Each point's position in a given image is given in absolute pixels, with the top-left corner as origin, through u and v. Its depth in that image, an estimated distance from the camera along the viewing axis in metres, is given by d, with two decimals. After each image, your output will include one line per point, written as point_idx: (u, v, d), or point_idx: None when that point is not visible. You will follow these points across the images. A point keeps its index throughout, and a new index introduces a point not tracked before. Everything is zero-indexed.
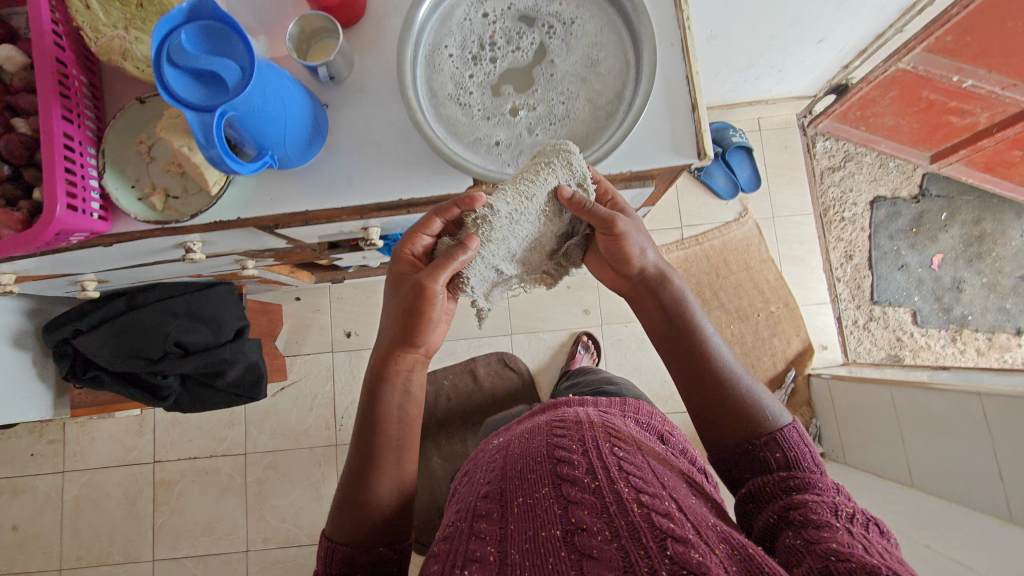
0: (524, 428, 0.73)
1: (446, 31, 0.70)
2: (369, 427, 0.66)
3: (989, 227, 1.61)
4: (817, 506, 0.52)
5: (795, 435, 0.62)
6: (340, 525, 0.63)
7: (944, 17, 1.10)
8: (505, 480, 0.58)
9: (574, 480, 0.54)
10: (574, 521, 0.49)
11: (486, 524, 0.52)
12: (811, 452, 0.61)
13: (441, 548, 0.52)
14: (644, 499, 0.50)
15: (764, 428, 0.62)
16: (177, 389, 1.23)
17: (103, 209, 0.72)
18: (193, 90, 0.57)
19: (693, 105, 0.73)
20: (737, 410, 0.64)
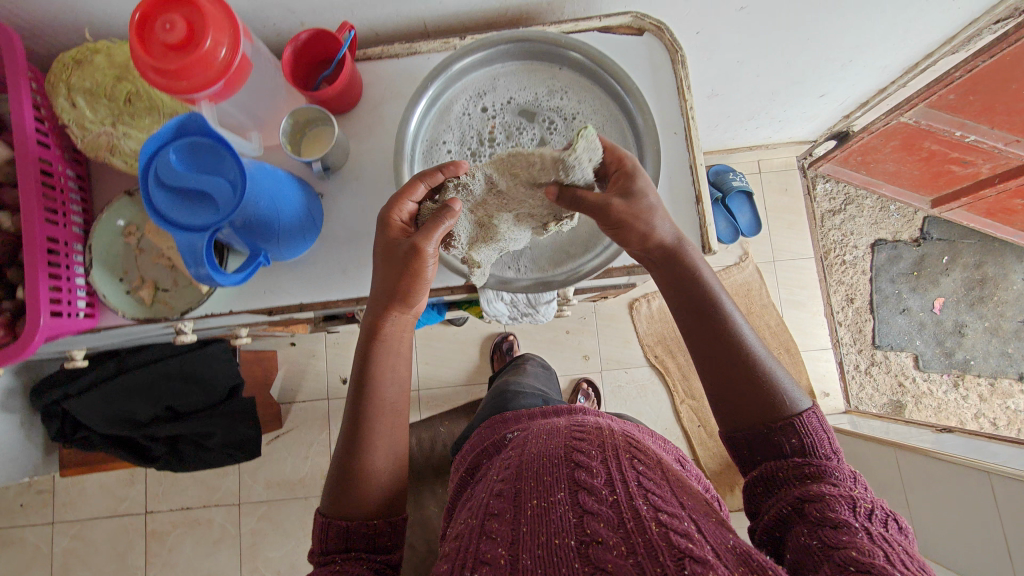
0: (540, 426, 0.70)
1: (444, 125, 0.69)
2: (362, 393, 0.63)
3: (991, 271, 1.60)
4: (833, 502, 0.49)
5: (814, 421, 0.57)
6: (338, 497, 0.60)
7: (948, 80, 1.08)
8: (519, 480, 0.56)
9: (591, 489, 0.52)
10: (588, 532, 0.47)
11: (498, 524, 0.51)
12: (831, 439, 0.57)
13: (455, 547, 0.52)
14: (663, 517, 0.48)
15: (782, 410, 0.57)
16: (165, 450, 1.21)
17: (90, 305, 0.70)
18: (182, 209, 0.55)
19: (697, 197, 0.71)
20: (758, 394, 0.58)
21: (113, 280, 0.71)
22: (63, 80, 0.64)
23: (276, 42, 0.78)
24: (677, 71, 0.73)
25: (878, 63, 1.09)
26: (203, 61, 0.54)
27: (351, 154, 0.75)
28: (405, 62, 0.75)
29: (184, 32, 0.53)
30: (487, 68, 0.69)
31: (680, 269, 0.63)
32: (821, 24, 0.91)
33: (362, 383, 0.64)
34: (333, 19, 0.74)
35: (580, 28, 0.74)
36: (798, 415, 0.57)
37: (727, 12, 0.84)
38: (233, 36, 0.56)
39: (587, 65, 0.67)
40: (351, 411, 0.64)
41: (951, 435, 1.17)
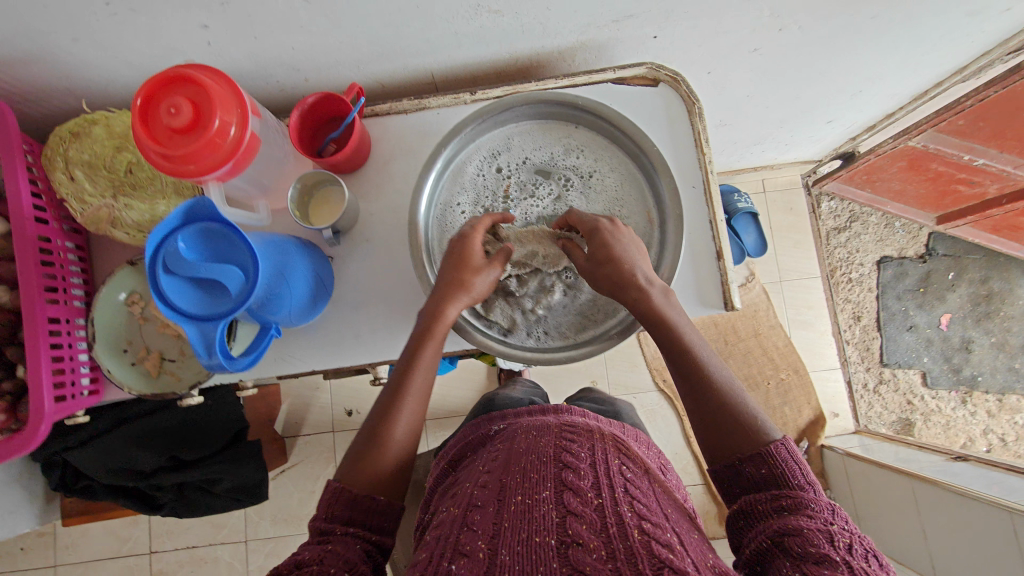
0: (530, 421, 0.71)
1: (458, 187, 0.68)
2: (400, 376, 0.62)
3: (996, 286, 1.59)
4: (812, 535, 0.47)
5: (785, 453, 0.55)
6: (353, 467, 0.58)
7: (959, 108, 1.06)
8: (506, 475, 0.57)
9: (577, 491, 0.53)
10: (570, 533, 0.49)
11: (480, 517, 0.53)
12: (805, 467, 0.55)
13: (435, 534, 0.53)
14: (645, 526, 0.50)
15: (753, 439, 0.56)
16: (172, 497, 1.17)
17: (93, 381, 0.68)
18: (191, 298, 0.52)
19: (718, 253, 0.70)
20: (737, 434, 0.57)
21: (118, 353, 0.68)
22: (61, 153, 0.62)
23: (279, 98, 0.75)
24: (694, 122, 0.71)
25: (887, 92, 1.07)
26: (212, 142, 0.52)
27: (360, 215, 0.72)
28: (414, 117, 0.73)
29: (191, 114, 0.50)
30: (501, 126, 0.68)
31: (648, 317, 0.60)
32: (834, 60, 0.88)
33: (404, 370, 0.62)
34: (338, 74, 0.72)
35: (594, 80, 0.72)
36: (769, 446, 0.56)
37: (741, 54, 0.81)
38: (242, 113, 0.54)
39: (604, 125, 0.66)
40: (384, 393, 0.62)
41: (965, 463, 1.17)
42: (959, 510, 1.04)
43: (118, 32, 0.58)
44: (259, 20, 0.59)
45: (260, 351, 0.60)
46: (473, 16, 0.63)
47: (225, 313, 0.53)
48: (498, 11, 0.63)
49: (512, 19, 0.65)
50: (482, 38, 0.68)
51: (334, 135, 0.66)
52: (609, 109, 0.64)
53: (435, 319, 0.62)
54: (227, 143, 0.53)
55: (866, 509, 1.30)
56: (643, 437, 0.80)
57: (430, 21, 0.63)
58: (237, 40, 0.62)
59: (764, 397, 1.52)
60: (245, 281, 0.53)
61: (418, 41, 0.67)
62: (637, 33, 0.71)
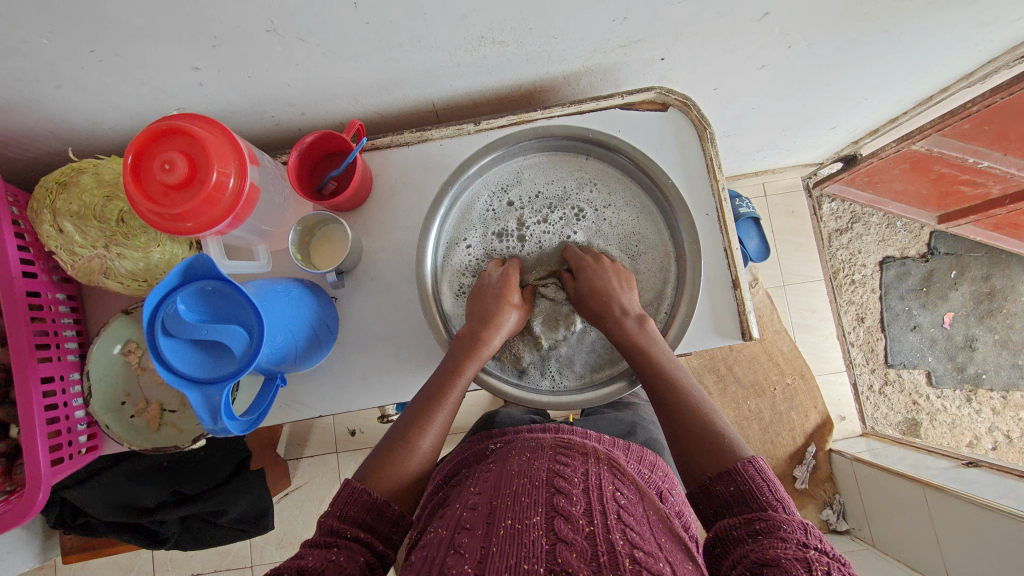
0: (523, 437, 0.65)
1: (467, 223, 0.69)
2: (435, 385, 0.60)
3: (998, 283, 1.53)
4: (789, 563, 0.41)
5: (752, 473, 0.51)
6: (376, 469, 0.55)
7: (965, 114, 1.04)
8: (495, 496, 0.52)
9: (568, 517, 0.48)
10: (559, 561, 0.43)
11: (467, 539, 0.47)
12: (776, 488, 0.51)
13: (418, 557, 0.47)
14: (638, 555, 0.44)
15: (724, 457, 0.53)
16: (177, 530, 1.08)
17: (91, 437, 0.66)
18: (194, 358, 0.49)
19: (734, 283, 0.68)
20: (705, 458, 0.54)
21: (116, 406, 0.67)
22: (48, 205, 0.59)
23: (273, 133, 0.72)
24: (706, 149, 0.69)
25: (892, 98, 1.03)
26: (210, 196, 0.49)
27: (364, 253, 0.70)
28: (417, 150, 0.71)
29: (186, 169, 0.48)
30: (511, 161, 0.69)
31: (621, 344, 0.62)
32: (841, 69, 0.84)
33: (440, 384, 0.60)
34: (335, 107, 0.68)
35: (601, 106, 0.70)
36: (739, 467, 0.52)
37: (749, 70, 0.78)
38: (239, 164, 0.52)
39: (616, 159, 0.67)
40: (417, 402, 0.60)
41: (977, 470, 1.14)
42: (971, 521, 0.99)
43: (104, 76, 0.55)
44: (253, 60, 0.56)
45: (264, 410, 0.57)
46: (477, 47, 0.61)
47: (230, 375, 0.50)
48: (503, 41, 0.60)
49: (516, 48, 0.62)
50: (485, 67, 0.65)
51: (334, 172, 0.64)
52: (629, 146, 0.64)
53: (480, 343, 0.61)
54: (225, 196, 0.51)
55: (878, 519, 1.24)
56: (653, 458, 0.68)
57: (431, 54, 0.60)
58: (230, 80, 0.59)
59: (771, 405, 1.37)
60: (250, 340, 0.50)
61: (418, 72, 0.64)
62: (644, 56, 0.69)
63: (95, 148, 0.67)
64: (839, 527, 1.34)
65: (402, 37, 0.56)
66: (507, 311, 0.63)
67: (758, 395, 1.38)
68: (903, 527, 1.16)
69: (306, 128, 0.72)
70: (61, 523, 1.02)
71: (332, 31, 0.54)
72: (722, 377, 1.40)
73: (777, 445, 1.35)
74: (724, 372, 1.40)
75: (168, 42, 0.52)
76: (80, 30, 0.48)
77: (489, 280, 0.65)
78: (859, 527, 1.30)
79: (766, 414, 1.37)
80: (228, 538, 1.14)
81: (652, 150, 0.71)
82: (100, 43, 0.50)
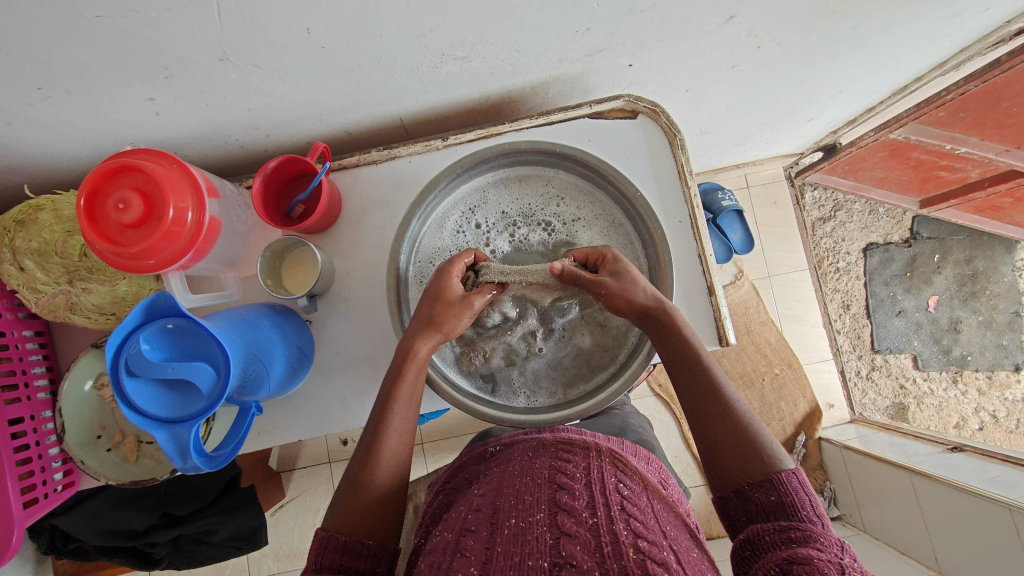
0: (525, 439, 0.61)
1: (438, 243, 0.69)
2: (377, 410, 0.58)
3: (981, 265, 1.46)
4: (822, 564, 0.41)
5: (795, 481, 0.50)
6: (341, 512, 0.52)
7: (939, 102, 1.01)
8: (499, 496, 0.51)
9: (571, 511, 0.48)
10: (563, 555, 0.43)
11: (472, 541, 0.47)
12: (817, 504, 0.49)
13: (424, 563, 0.47)
14: (643, 544, 0.44)
15: (760, 465, 0.52)
16: (168, 551, 1.03)
17: (67, 473, 0.66)
18: (161, 398, 0.48)
19: (709, 288, 0.67)
20: (746, 449, 0.53)
21: (91, 441, 0.66)
22: (7, 243, 0.58)
23: (240, 157, 0.71)
24: (677, 155, 0.69)
25: (868, 89, 1.01)
26: (169, 232, 0.49)
27: (336, 275, 0.69)
28: (385, 167, 0.70)
29: (143, 207, 0.48)
30: (478, 178, 0.69)
31: (659, 326, 0.59)
32: (811, 63, 0.82)
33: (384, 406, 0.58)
34: (300, 127, 0.67)
35: (570, 116, 0.70)
36: (776, 474, 0.51)
37: (719, 71, 0.77)
38: (197, 199, 0.52)
39: (583, 170, 0.68)
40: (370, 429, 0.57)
41: (962, 455, 1.12)
42: (955, 503, 0.96)
43: (55, 113, 0.54)
44: (209, 89, 0.55)
45: (239, 441, 0.57)
46: (439, 64, 0.60)
47: (199, 413, 0.50)
48: (465, 57, 0.59)
49: (480, 63, 0.61)
50: (450, 82, 0.64)
51: (300, 196, 0.63)
52: (593, 157, 0.65)
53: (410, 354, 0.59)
54: (184, 231, 0.51)
55: (869, 507, 1.21)
56: (648, 454, 0.67)
57: (393, 72, 0.59)
58: (188, 108, 0.58)
59: (759, 395, 1.39)
60: (217, 376, 0.50)
61: (382, 91, 0.63)
62: (612, 63, 0.68)
63: (53, 181, 0.66)
64: (830, 513, 1.32)
65: (361, 58, 0.55)
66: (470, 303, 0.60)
67: (747, 386, 1.39)
68: (886, 513, 1.15)
69: (272, 149, 0.71)
70: (46, 550, 0.96)
71: (287, 56, 0.53)
72: None
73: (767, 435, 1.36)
74: None
75: (119, 76, 0.51)
76: (25, 70, 0.48)
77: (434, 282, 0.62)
78: (850, 513, 1.27)
79: (756, 405, 1.39)
80: (221, 556, 1.09)
81: (620, 160, 0.70)
82: (48, 80, 0.49)
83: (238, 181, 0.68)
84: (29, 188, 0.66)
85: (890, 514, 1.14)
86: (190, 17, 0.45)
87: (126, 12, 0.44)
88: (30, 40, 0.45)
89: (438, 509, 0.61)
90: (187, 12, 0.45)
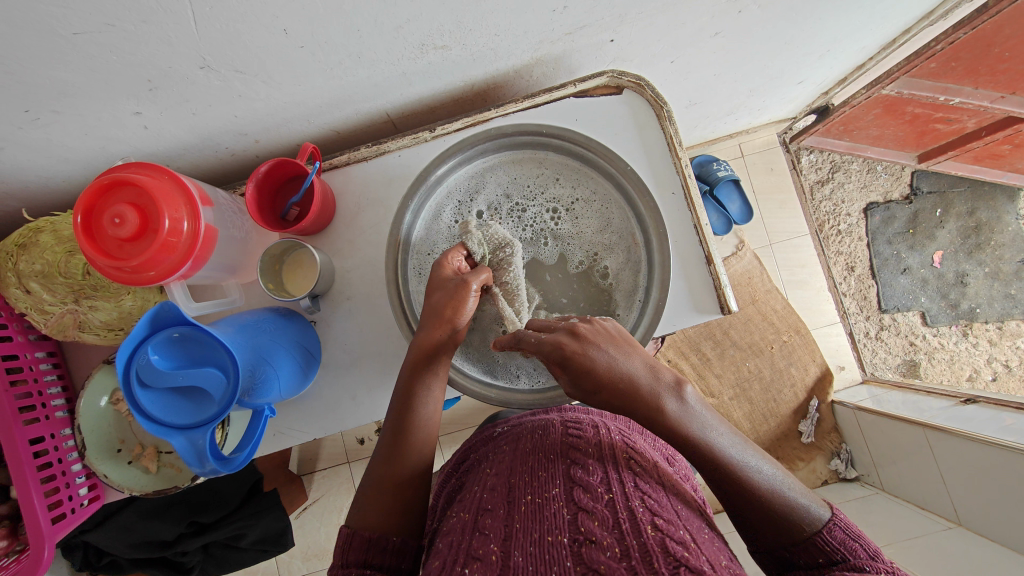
0: (532, 421, 0.64)
1: (435, 233, 0.70)
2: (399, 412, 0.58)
3: (984, 216, 1.43)
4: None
5: (840, 532, 0.49)
6: (366, 506, 0.54)
7: (928, 53, 1.00)
8: (513, 475, 0.53)
9: (587, 487, 0.49)
10: (582, 530, 0.44)
11: (491, 520, 0.48)
12: (867, 544, 0.50)
13: (443, 543, 0.48)
14: (659, 522, 0.45)
15: (799, 530, 0.50)
16: (199, 559, 1.03)
17: (93, 487, 0.68)
18: (168, 404, 0.49)
19: (707, 258, 0.67)
20: (738, 493, 0.51)
21: (112, 455, 0.68)
22: (11, 268, 0.59)
23: (231, 164, 0.72)
24: (665, 127, 0.69)
25: (857, 47, 1.00)
26: (165, 243, 0.50)
27: (336, 275, 0.70)
28: (375, 163, 0.70)
29: (137, 220, 0.49)
30: (470, 165, 0.70)
31: (665, 430, 0.51)
32: (793, 25, 0.81)
33: (405, 399, 0.59)
34: (287, 130, 0.68)
35: (555, 97, 0.69)
36: (818, 534, 0.49)
37: (702, 39, 0.76)
38: (191, 208, 0.53)
39: (574, 150, 0.68)
40: (392, 418, 0.58)
41: (975, 406, 1.12)
42: (973, 455, 0.96)
43: (45, 135, 0.55)
44: (193, 98, 0.56)
45: (254, 443, 0.58)
46: (419, 55, 0.60)
47: (213, 418, 0.51)
48: (444, 46, 0.59)
49: (461, 50, 0.61)
50: (432, 72, 0.64)
51: (293, 198, 0.64)
52: (583, 136, 0.66)
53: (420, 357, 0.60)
54: (180, 241, 0.52)
55: (887, 466, 1.20)
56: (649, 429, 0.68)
57: (374, 67, 0.59)
58: (175, 119, 0.58)
59: (768, 363, 1.36)
60: (227, 382, 0.50)
61: (365, 87, 0.63)
62: (593, 39, 0.67)
63: (49, 203, 0.67)
64: (848, 475, 1.31)
65: (342, 55, 0.55)
66: (465, 296, 0.60)
67: (755, 355, 1.36)
68: (906, 471, 1.14)
69: (262, 154, 0.71)
70: (80, 566, 0.97)
71: (268, 59, 0.53)
72: (719, 343, 1.38)
73: (779, 403, 1.35)
74: (720, 338, 1.38)
75: (104, 92, 0.51)
76: (10, 94, 0.48)
77: (446, 280, 0.61)
78: (869, 473, 1.26)
79: (766, 373, 1.36)
80: (249, 561, 1.09)
81: (608, 136, 0.70)
82: (34, 103, 0.50)
83: (231, 188, 0.69)
84: (28, 212, 0.67)
85: (909, 471, 1.13)
86: (167, 28, 0.46)
87: (103, 27, 0.44)
88: (12, 64, 0.45)
89: (450, 493, 0.62)
90: (163, 23, 0.45)
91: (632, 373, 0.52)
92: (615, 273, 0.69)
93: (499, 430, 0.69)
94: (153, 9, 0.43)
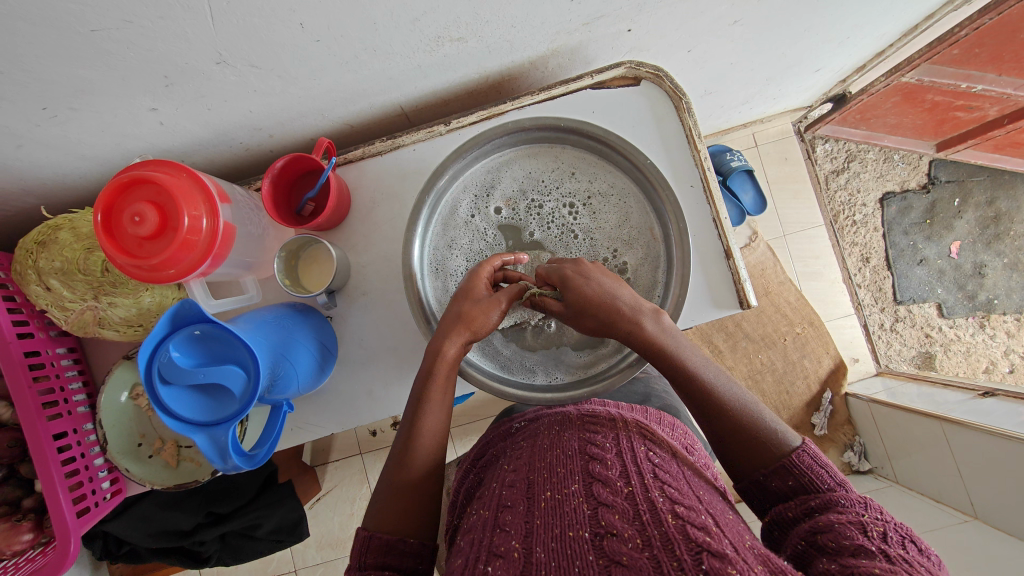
0: (548, 414, 0.63)
1: (453, 230, 0.69)
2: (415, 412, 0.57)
3: (1004, 206, 1.40)
4: (843, 528, 0.44)
5: (807, 460, 0.51)
6: (383, 508, 0.53)
7: (952, 39, 0.98)
8: (531, 471, 0.53)
9: (606, 481, 0.48)
10: (602, 523, 0.44)
11: (511, 516, 0.47)
12: (834, 470, 0.51)
13: (465, 541, 0.48)
14: (680, 510, 0.44)
15: (771, 453, 0.51)
16: (217, 548, 1.03)
17: (115, 482, 0.69)
18: (194, 404, 0.50)
19: (726, 253, 0.66)
20: (716, 416, 0.53)
21: (133, 448, 0.69)
22: (32, 265, 0.60)
23: (245, 161, 0.72)
24: (684, 119, 0.68)
25: (878, 32, 0.97)
26: (184, 241, 0.50)
27: (351, 270, 0.70)
28: (390, 158, 0.70)
29: (157, 219, 0.49)
30: (486, 160, 0.69)
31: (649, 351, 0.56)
32: (814, 10, 0.78)
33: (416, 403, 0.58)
34: (302, 125, 0.67)
35: (572, 89, 0.68)
36: (789, 464, 0.51)
37: (720, 28, 0.75)
38: (209, 206, 0.53)
39: (590, 143, 0.67)
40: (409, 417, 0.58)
41: (994, 399, 1.10)
42: (991, 451, 0.94)
43: (63, 132, 0.55)
44: (209, 94, 0.55)
45: (273, 439, 0.58)
46: (435, 47, 0.59)
47: (233, 416, 0.51)
48: (461, 38, 0.58)
49: (477, 42, 0.60)
50: (448, 65, 0.63)
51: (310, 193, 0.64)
52: (602, 130, 0.65)
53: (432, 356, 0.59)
54: (200, 240, 0.52)
55: (901, 457, 1.19)
56: (671, 420, 0.68)
57: (390, 60, 0.59)
58: (191, 114, 0.58)
59: (781, 355, 1.35)
60: (248, 380, 0.50)
61: (380, 80, 0.62)
62: (610, 30, 0.66)
63: (66, 201, 0.67)
64: (862, 468, 1.29)
65: (357, 48, 0.55)
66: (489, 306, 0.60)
67: (767, 347, 1.35)
68: (920, 463, 1.12)
69: (277, 149, 0.71)
70: (100, 555, 0.98)
71: (283, 54, 0.52)
72: (730, 334, 1.37)
73: (792, 395, 1.34)
74: (732, 329, 1.36)
75: (121, 89, 0.51)
76: (29, 91, 0.48)
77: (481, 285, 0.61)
78: (882, 466, 1.24)
79: (778, 365, 1.35)
80: (265, 552, 1.10)
81: (625, 128, 0.69)
82: (51, 100, 0.50)
83: (246, 184, 0.69)
84: (45, 209, 0.67)
85: (924, 463, 1.12)
86: (183, 23, 0.45)
87: (120, 24, 0.44)
88: (30, 61, 0.45)
89: (471, 489, 0.62)
90: (179, 18, 0.45)
91: (617, 296, 0.58)
92: (635, 269, 0.68)
93: (517, 425, 0.69)
94: (170, 5, 0.43)
